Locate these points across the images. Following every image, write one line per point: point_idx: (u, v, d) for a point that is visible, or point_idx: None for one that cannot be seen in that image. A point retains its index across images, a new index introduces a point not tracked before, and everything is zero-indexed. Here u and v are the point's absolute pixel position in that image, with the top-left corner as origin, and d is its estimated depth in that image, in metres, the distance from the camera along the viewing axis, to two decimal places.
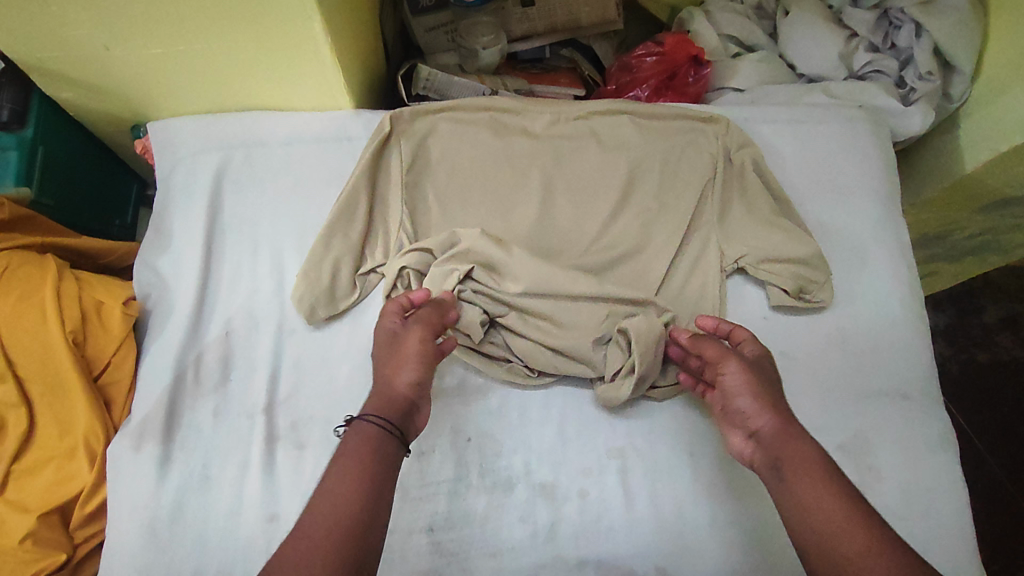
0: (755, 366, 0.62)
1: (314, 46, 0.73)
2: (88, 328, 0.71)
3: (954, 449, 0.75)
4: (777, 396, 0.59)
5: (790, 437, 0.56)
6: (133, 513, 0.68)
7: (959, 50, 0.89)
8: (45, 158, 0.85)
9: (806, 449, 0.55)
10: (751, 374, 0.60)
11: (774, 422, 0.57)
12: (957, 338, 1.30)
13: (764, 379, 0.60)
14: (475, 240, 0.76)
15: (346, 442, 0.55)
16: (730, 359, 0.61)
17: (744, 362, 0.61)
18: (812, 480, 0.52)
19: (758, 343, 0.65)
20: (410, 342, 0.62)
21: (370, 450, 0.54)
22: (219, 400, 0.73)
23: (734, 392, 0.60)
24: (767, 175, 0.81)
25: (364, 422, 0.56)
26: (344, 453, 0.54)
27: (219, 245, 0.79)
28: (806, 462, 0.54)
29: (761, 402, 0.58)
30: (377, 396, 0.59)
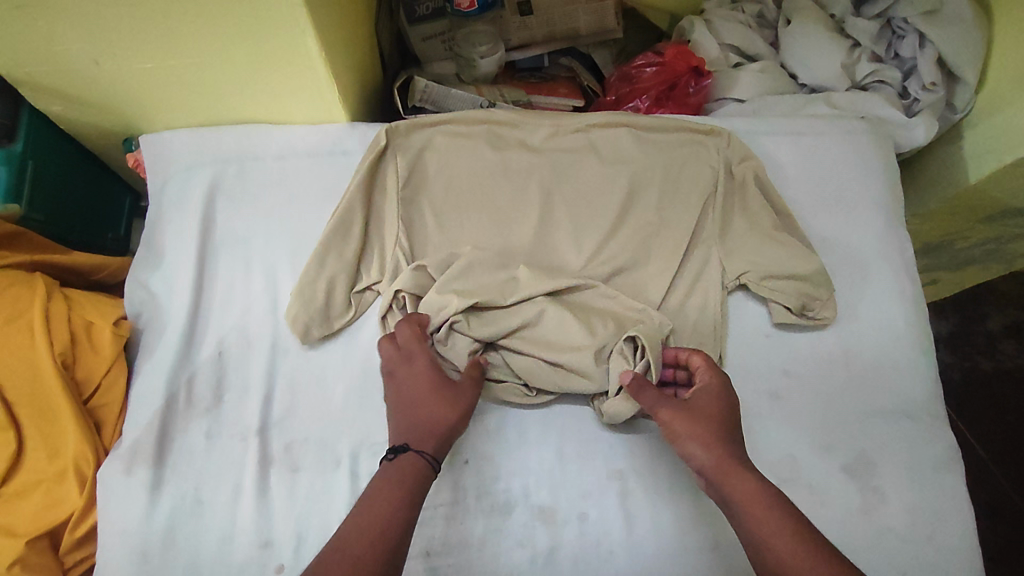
0: (692, 400, 0.61)
1: (308, 60, 0.71)
2: (77, 349, 0.70)
3: (959, 469, 0.74)
4: (722, 427, 0.59)
5: (735, 473, 0.55)
6: (124, 538, 0.66)
7: (963, 60, 0.88)
8: (35, 173, 0.83)
9: (750, 483, 0.54)
10: (687, 411, 0.60)
11: (716, 459, 0.56)
12: (960, 345, 1.29)
13: (706, 411, 0.60)
14: (471, 261, 0.75)
15: (401, 474, 0.56)
16: (664, 402, 0.61)
17: (677, 401, 0.61)
18: (761, 517, 0.52)
19: (706, 367, 0.65)
20: (467, 389, 0.64)
21: (421, 491, 0.56)
22: (212, 422, 0.71)
23: (674, 436, 0.59)
24: (771, 190, 0.80)
25: (421, 458, 0.57)
26: (398, 486, 0.55)
27: (211, 263, 0.78)
28: (752, 498, 0.54)
29: (701, 439, 0.58)
30: (434, 431, 0.60)
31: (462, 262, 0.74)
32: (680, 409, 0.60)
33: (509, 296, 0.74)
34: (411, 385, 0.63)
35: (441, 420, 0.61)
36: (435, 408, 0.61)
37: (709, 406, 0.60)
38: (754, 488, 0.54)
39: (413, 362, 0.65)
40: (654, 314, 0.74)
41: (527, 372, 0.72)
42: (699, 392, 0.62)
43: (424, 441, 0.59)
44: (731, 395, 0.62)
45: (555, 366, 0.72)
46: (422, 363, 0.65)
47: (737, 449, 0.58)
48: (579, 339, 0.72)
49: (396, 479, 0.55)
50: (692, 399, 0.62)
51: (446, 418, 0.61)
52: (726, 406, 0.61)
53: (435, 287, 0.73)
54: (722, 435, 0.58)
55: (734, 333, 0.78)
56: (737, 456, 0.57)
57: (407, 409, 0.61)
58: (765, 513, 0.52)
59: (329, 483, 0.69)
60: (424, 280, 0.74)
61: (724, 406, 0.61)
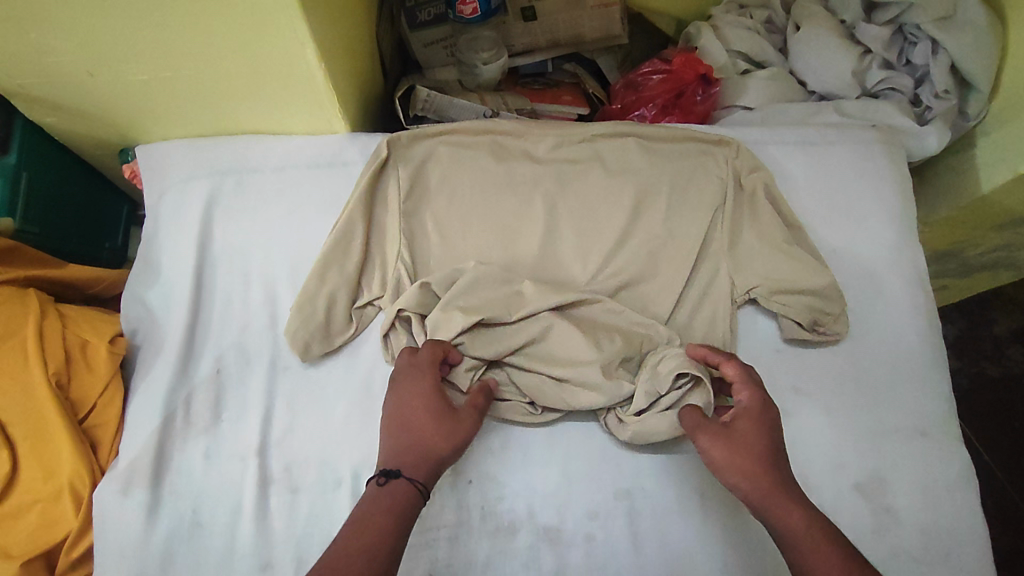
0: (731, 425, 0.60)
1: (308, 71, 0.70)
2: (72, 367, 0.68)
3: (974, 487, 0.72)
4: (766, 454, 0.58)
5: (778, 505, 0.55)
6: (121, 561, 0.65)
7: (977, 67, 0.86)
8: (29, 184, 0.82)
9: (797, 513, 0.54)
10: (725, 441, 0.59)
11: (757, 489, 0.56)
12: (967, 351, 1.27)
13: (747, 438, 0.59)
14: (478, 275, 0.73)
15: (391, 500, 0.55)
16: (703, 430, 0.61)
17: (717, 429, 0.60)
18: (807, 550, 0.52)
19: (746, 381, 0.63)
20: (469, 418, 0.62)
21: (409, 519, 0.55)
22: (210, 441, 0.70)
23: (715, 467, 0.59)
24: (780, 201, 0.78)
25: (413, 485, 0.57)
26: (387, 512, 0.54)
27: (210, 277, 0.76)
28: (797, 531, 0.53)
29: (743, 470, 0.57)
30: (429, 459, 0.59)
31: (468, 277, 0.72)
32: (720, 437, 0.59)
33: (515, 311, 0.72)
34: (415, 408, 0.62)
35: (434, 447, 0.59)
36: (434, 436, 0.60)
37: (749, 432, 0.59)
38: (799, 521, 0.54)
39: (421, 383, 0.64)
40: (661, 331, 0.72)
41: (536, 390, 0.70)
42: (739, 414, 0.61)
43: (417, 467, 0.58)
44: (770, 413, 0.61)
45: (566, 383, 0.70)
46: (429, 384, 0.63)
47: (781, 477, 0.57)
48: (589, 356, 0.70)
49: (386, 506, 0.55)
50: (731, 424, 0.60)
51: (443, 448, 0.60)
52: (768, 429, 0.60)
53: (442, 304, 0.71)
54: (766, 465, 0.57)
55: (743, 348, 0.76)
56: (781, 485, 0.56)
57: (406, 431, 0.60)
58: (811, 549, 0.52)
59: (330, 505, 0.67)
60: (428, 299, 0.72)
61: (767, 430, 0.59)
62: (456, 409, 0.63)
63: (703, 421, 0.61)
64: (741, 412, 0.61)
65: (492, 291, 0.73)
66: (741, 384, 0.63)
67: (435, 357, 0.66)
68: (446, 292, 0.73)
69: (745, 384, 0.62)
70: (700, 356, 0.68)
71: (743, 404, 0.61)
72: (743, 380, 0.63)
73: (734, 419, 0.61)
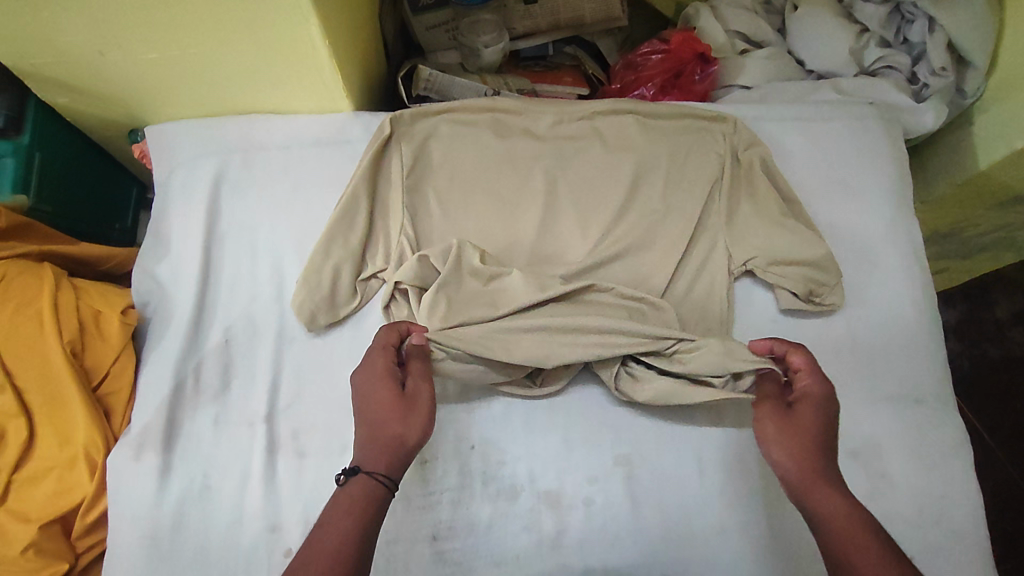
0: (793, 409, 0.62)
1: (310, 49, 0.71)
2: (86, 337, 0.71)
3: (968, 453, 0.73)
4: (820, 438, 0.60)
5: (818, 483, 0.57)
6: (134, 524, 0.67)
7: (973, 44, 0.87)
8: (43, 164, 0.84)
9: (837, 495, 0.56)
10: (784, 420, 0.61)
11: (797, 466, 0.58)
12: (968, 334, 1.27)
13: (804, 421, 0.61)
14: (470, 250, 0.74)
15: (350, 499, 0.55)
16: (766, 404, 0.64)
17: (780, 407, 0.63)
18: (841, 528, 0.54)
19: (815, 372, 0.64)
20: (423, 397, 0.62)
21: (375, 513, 0.55)
22: (220, 408, 0.72)
23: (763, 439, 0.61)
24: (778, 176, 0.79)
25: (372, 479, 0.56)
26: (348, 513, 0.54)
27: (218, 251, 0.78)
28: (834, 510, 0.55)
29: (788, 447, 0.59)
30: (384, 446, 0.58)
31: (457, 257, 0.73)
32: (778, 416, 0.62)
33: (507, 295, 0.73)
34: (367, 398, 0.61)
35: (386, 433, 0.59)
36: (387, 423, 0.59)
37: (808, 416, 0.61)
38: (840, 504, 0.56)
39: (367, 368, 0.63)
40: (655, 302, 0.74)
41: (546, 362, 0.69)
42: (802, 399, 0.63)
43: (374, 460, 0.57)
44: (833, 405, 0.62)
45: (572, 351, 0.70)
46: (376, 368, 0.63)
47: (827, 461, 0.59)
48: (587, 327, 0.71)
49: (346, 505, 0.54)
50: (794, 407, 0.63)
51: (397, 431, 0.59)
52: (829, 417, 0.61)
53: (439, 279, 0.72)
54: (814, 446, 0.59)
55: (740, 319, 0.77)
56: (826, 469, 0.58)
57: (362, 424, 0.61)
58: (847, 529, 0.54)
59: (335, 468, 0.69)
60: (427, 274, 0.73)
61: (827, 417, 0.61)
62: (405, 388, 0.62)
63: (770, 397, 0.64)
64: (804, 398, 0.63)
65: (479, 278, 0.73)
66: (807, 372, 0.64)
67: (377, 338, 0.66)
68: (445, 264, 0.73)
69: (811, 373, 0.64)
70: (763, 350, 0.68)
71: (806, 390, 0.63)
72: (809, 367, 0.64)
73: (796, 404, 0.63)
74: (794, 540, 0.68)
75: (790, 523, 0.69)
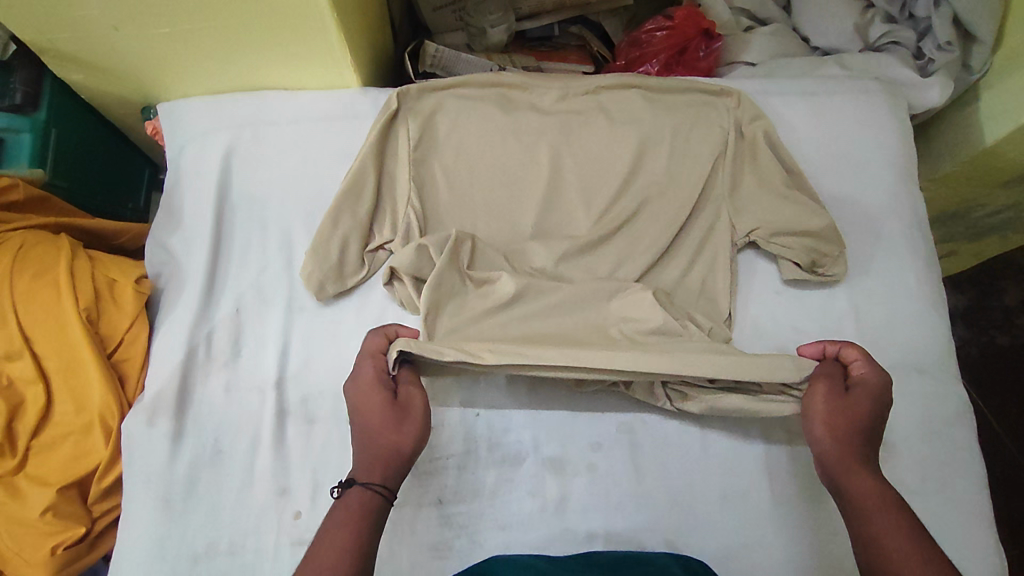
0: (849, 393, 0.62)
1: (318, 23, 0.71)
2: (100, 305, 0.72)
3: (970, 424, 0.74)
4: (871, 425, 0.60)
5: (856, 466, 0.57)
6: (147, 488, 0.69)
7: (980, 18, 0.86)
8: (58, 141, 0.87)
9: (874, 481, 0.57)
10: (835, 400, 0.61)
11: (837, 445, 0.59)
12: (977, 320, 1.24)
13: (856, 404, 0.61)
14: (464, 244, 0.73)
15: (347, 511, 0.54)
16: (822, 381, 0.63)
17: (836, 388, 0.63)
18: (871, 510, 0.55)
19: (872, 364, 0.64)
20: (416, 405, 0.61)
21: (371, 526, 0.54)
22: (231, 374, 0.74)
23: (809, 412, 0.62)
24: (781, 148, 0.80)
25: (368, 490, 0.55)
26: (344, 525, 0.53)
27: (229, 222, 0.80)
28: (869, 494, 0.56)
29: (833, 426, 0.60)
30: (377, 456, 0.57)
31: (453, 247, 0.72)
32: (835, 396, 0.62)
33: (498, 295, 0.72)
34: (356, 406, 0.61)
35: (377, 442, 0.58)
36: (378, 433, 0.58)
37: (862, 401, 0.61)
38: (874, 489, 0.56)
39: (361, 376, 0.63)
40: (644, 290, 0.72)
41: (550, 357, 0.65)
42: (858, 385, 0.62)
43: (369, 470, 0.56)
44: (887, 395, 0.62)
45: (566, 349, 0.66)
46: (364, 378, 0.62)
47: (867, 448, 0.59)
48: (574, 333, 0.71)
49: (342, 518, 0.54)
50: (850, 391, 0.62)
51: (389, 440, 0.58)
52: (881, 406, 0.61)
53: (435, 273, 0.71)
54: (859, 429, 0.59)
55: (742, 290, 0.78)
56: (864, 454, 0.58)
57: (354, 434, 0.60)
58: (879, 514, 0.55)
59: (342, 434, 0.71)
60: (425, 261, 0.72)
61: (878, 406, 0.61)
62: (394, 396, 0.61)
63: (829, 375, 0.64)
64: (861, 385, 0.62)
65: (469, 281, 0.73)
66: (862, 362, 0.64)
67: (362, 349, 0.66)
68: (440, 253, 0.72)
69: (868, 364, 0.64)
70: (814, 353, 0.68)
71: (862, 377, 0.63)
72: (864, 357, 0.64)
73: (851, 390, 0.63)
74: (795, 507, 0.69)
75: (791, 489, 0.70)
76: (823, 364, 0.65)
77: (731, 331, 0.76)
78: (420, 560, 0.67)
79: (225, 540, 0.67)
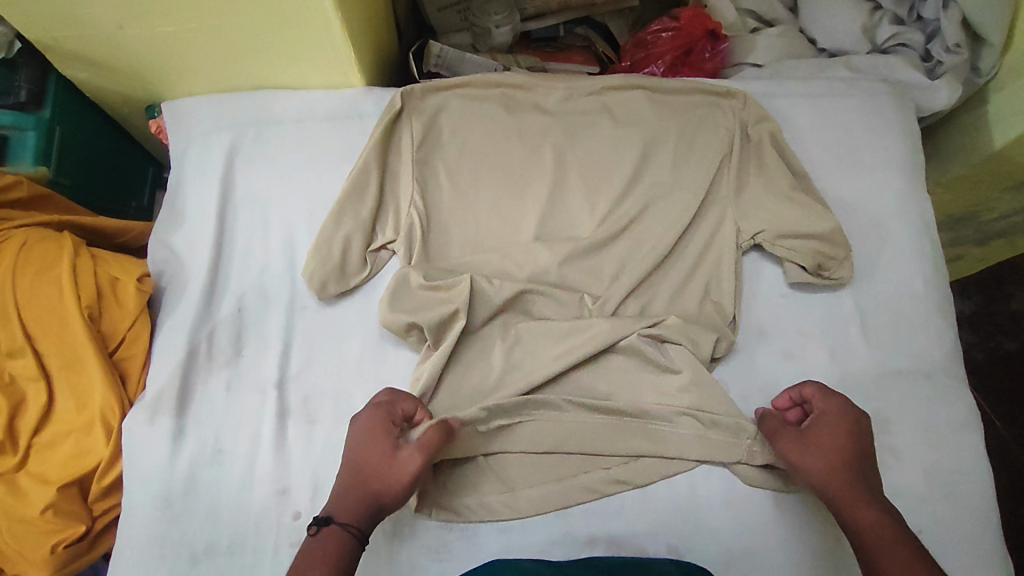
0: (810, 431, 0.64)
1: (322, 21, 0.71)
2: (103, 303, 0.72)
3: (977, 430, 0.73)
4: (840, 453, 0.62)
5: (852, 501, 0.60)
6: (147, 487, 0.68)
7: (990, 20, 0.86)
8: (63, 139, 0.87)
9: (874, 511, 0.59)
10: (803, 446, 0.63)
11: (826, 487, 0.61)
12: (984, 325, 1.23)
13: (824, 443, 0.63)
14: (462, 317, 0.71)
15: (321, 550, 0.56)
16: (779, 434, 0.65)
17: (793, 434, 0.64)
18: (881, 541, 0.57)
19: (831, 395, 0.65)
20: (415, 460, 0.60)
21: (341, 566, 0.55)
22: (232, 374, 0.73)
23: (790, 465, 0.64)
24: (788, 151, 0.79)
25: (344, 530, 0.57)
26: (315, 564, 0.55)
27: (232, 221, 0.80)
28: (874, 527, 0.58)
29: (813, 472, 0.62)
30: (359, 499, 0.59)
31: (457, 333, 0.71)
32: (796, 442, 0.64)
33: (509, 336, 0.73)
34: (355, 449, 0.62)
35: (363, 487, 0.60)
36: (367, 478, 0.60)
37: (828, 436, 0.63)
38: (875, 517, 0.58)
39: (365, 420, 0.63)
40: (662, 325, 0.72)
41: (578, 427, 0.70)
42: (819, 422, 0.64)
43: (348, 511, 0.58)
44: (857, 423, 0.64)
45: (590, 421, 0.70)
46: (369, 421, 0.63)
47: (859, 478, 0.61)
48: (592, 378, 0.72)
49: (317, 556, 0.55)
50: (811, 429, 0.64)
51: (376, 488, 0.60)
52: (847, 434, 0.63)
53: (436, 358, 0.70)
54: (839, 463, 0.61)
55: (747, 293, 0.78)
56: (856, 484, 0.60)
57: (345, 473, 0.61)
58: (886, 543, 0.57)
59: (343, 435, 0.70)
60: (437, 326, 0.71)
61: (847, 435, 0.63)
62: (394, 446, 0.61)
63: (780, 423, 0.66)
64: (819, 418, 0.64)
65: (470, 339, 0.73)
66: (818, 394, 0.66)
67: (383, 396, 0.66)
68: (434, 330, 0.71)
69: (825, 395, 0.66)
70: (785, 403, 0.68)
71: (819, 412, 0.65)
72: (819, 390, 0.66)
73: (812, 426, 0.64)
74: (800, 512, 0.68)
75: (796, 493, 0.69)
76: (772, 414, 0.67)
77: (735, 334, 0.75)
78: (420, 563, 0.66)
79: (224, 541, 0.67)
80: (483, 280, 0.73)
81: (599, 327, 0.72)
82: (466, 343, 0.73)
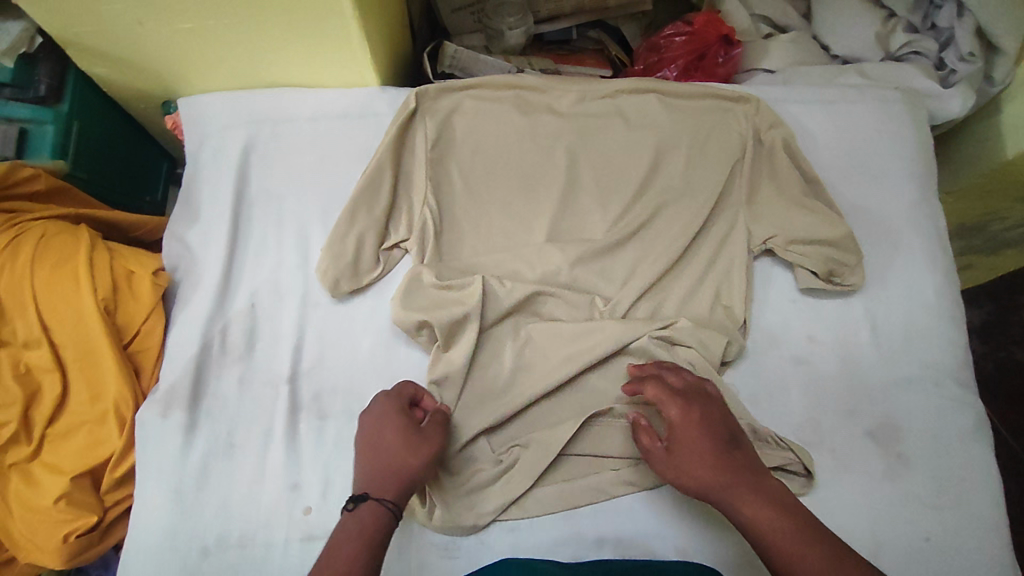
0: (673, 448, 0.62)
1: (339, 20, 0.72)
2: (118, 295, 0.73)
3: (987, 438, 0.73)
4: (706, 458, 0.60)
5: (738, 506, 0.58)
6: (160, 479, 0.69)
7: (1004, 29, 0.86)
8: (80, 133, 0.88)
9: (762, 509, 0.57)
10: (674, 466, 0.62)
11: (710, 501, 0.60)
12: (993, 335, 1.22)
13: (687, 457, 0.61)
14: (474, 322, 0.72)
15: (361, 525, 0.57)
16: (649, 456, 0.64)
17: (660, 454, 0.63)
18: (777, 541, 0.55)
19: (674, 397, 0.63)
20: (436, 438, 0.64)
21: (380, 540, 0.57)
22: (245, 368, 0.74)
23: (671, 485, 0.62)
24: (801, 157, 0.79)
25: (381, 505, 0.58)
26: (355, 538, 0.56)
27: (246, 218, 0.80)
28: (765, 526, 0.56)
29: (692, 490, 0.60)
30: (393, 475, 0.60)
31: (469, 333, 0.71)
32: (666, 462, 0.62)
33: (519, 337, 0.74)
34: (377, 431, 0.63)
35: (394, 462, 0.61)
36: (396, 454, 0.61)
37: (687, 450, 0.61)
38: (765, 513, 0.57)
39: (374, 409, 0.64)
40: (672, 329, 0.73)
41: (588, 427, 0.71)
42: (676, 434, 0.62)
43: (384, 488, 0.59)
44: (708, 418, 0.62)
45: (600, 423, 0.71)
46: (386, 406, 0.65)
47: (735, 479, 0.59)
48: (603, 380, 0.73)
49: (357, 531, 0.56)
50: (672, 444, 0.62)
51: (407, 462, 0.61)
52: (703, 437, 0.61)
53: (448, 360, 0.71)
54: (710, 475, 0.59)
55: (758, 298, 0.78)
56: (737, 487, 0.59)
57: (370, 453, 0.62)
58: (784, 542, 0.55)
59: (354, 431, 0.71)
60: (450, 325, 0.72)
61: (704, 439, 0.61)
62: (416, 426, 0.64)
63: (649, 443, 0.64)
64: (673, 431, 0.62)
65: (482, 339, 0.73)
66: (664, 400, 0.63)
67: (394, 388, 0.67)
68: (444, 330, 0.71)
69: (668, 399, 0.63)
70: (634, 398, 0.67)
71: (671, 419, 0.63)
72: (664, 395, 0.64)
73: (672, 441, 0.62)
74: None
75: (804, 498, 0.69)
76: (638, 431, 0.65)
77: (745, 338, 0.75)
78: (429, 560, 0.66)
79: (235, 534, 0.67)
80: (495, 280, 0.74)
81: (611, 329, 0.72)
82: (478, 343, 0.73)
